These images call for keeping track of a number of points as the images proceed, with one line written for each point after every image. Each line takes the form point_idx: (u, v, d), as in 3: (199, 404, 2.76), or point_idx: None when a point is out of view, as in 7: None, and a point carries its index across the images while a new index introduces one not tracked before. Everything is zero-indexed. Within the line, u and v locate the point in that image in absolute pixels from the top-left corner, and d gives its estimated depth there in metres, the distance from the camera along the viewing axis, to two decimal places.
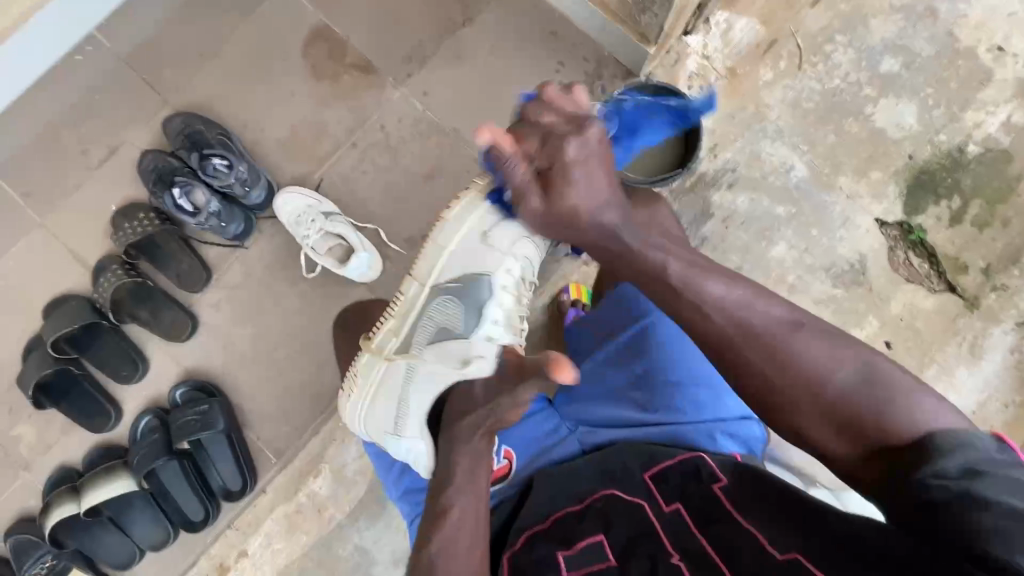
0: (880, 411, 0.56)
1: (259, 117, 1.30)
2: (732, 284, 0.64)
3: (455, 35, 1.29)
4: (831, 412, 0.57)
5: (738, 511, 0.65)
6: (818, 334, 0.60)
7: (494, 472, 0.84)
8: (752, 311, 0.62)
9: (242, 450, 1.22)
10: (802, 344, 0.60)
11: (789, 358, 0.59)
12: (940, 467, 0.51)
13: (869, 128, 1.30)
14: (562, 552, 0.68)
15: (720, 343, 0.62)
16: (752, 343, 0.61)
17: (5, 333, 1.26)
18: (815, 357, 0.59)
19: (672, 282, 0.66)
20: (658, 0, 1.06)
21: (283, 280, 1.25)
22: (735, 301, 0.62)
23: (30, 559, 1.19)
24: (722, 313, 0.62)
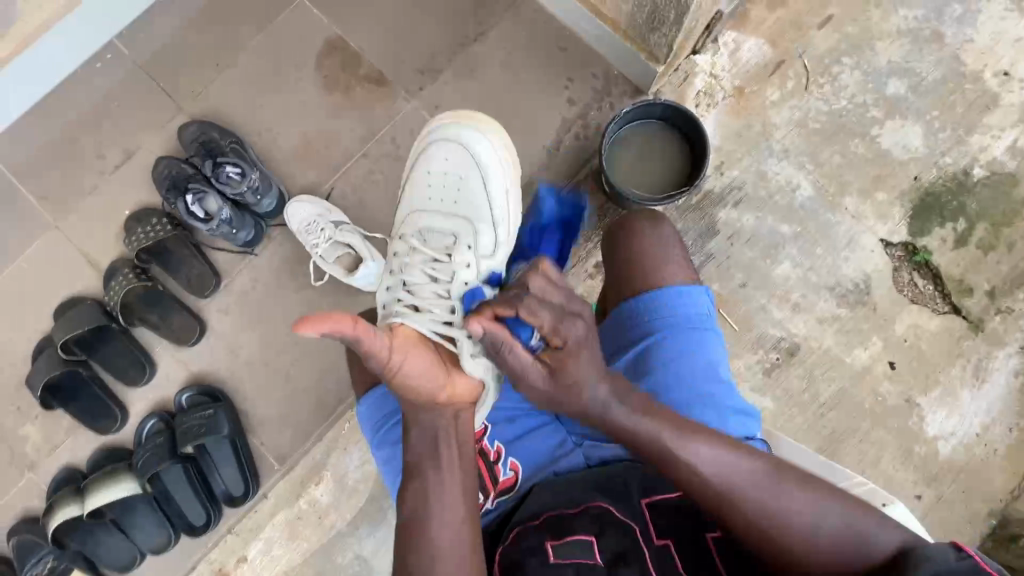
0: (855, 551, 0.63)
1: (272, 125, 1.32)
2: (715, 444, 0.67)
3: (467, 50, 1.31)
4: (818, 563, 0.64)
5: (724, 563, 0.69)
6: (793, 484, 0.66)
7: (500, 483, 0.84)
8: (733, 468, 0.66)
9: (245, 456, 1.22)
10: (782, 496, 0.65)
11: (772, 509, 0.65)
12: (916, 575, 0.55)
13: (875, 150, 1.31)
14: (551, 540, 0.68)
15: (716, 500, 0.66)
16: (729, 510, 0.66)
17: (16, 333, 1.28)
18: (792, 507, 0.65)
19: (662, 447, 0.67)
20: (667, 21, 1.08)
21: (292, 288, 1.26)
22: (717, 460, 0.66)
23: (33, 558, 1.20)
24: (712, 473, 0.66)
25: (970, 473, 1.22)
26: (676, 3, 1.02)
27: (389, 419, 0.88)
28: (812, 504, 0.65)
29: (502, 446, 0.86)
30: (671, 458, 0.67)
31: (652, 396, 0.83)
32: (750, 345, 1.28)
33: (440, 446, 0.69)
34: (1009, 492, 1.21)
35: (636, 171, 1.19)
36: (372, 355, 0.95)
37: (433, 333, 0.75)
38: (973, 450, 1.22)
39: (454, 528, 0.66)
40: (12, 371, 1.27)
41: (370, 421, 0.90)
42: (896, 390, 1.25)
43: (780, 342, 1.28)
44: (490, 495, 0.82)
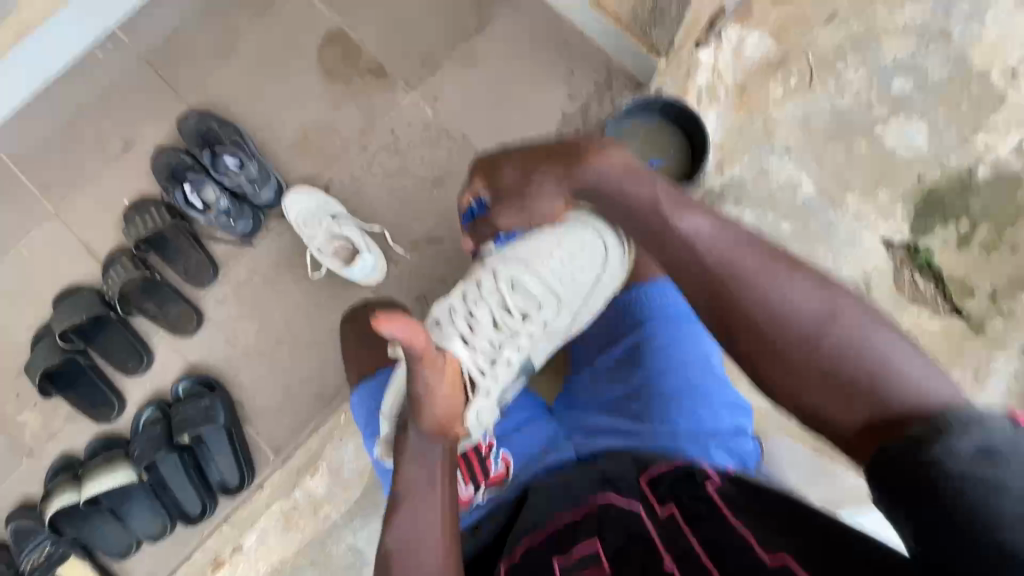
0: (880, 370, 0.55)
1: (272, 117, 1.32)
2: (716, 222, 0.66)
3: (468, 42, 1.31)
4: (833, 372, 0.56)
5: (731, 510, 0.63)
6: (803, 278, 0.61)
7: (489, 476, 0.84)
8: (724, 236, 0.65)
9: (241, 446, 1.23)
10: (781, 281, 0.61)
11: (769, 292, 0.60)
12: (952, 445, 0.46)
13: (879, 148, 1.29)
14: (558, 556, 0.66)
15: (705, 276, 0.64)
16: (731, 274, 0.62)
17: (16, 321, 1.28)
18: (795, 295, 0.60)
19: (656, 213, 0.68)
20: (668, 14, 1.12)
21: (289, 279, 1.26)
22: (714, 233, 0.65)
23: (30, 545, 1.21)
24: (703, 243, 0.65)
25: None
26: None
27: (381, 410, 0.88)
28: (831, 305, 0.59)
29: (493, 439, 0.87)
30: (661, 222, 0.67)
31: (644, 387, 0.84)
32: None
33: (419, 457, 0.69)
34: None
35: (636, 166, 1.18)
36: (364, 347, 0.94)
37: (467, 375, 0.75)
38: None
39: (433, 526, 0.67)
40: (11, 358, 1.27)
41: (365, 410, 0.89)
42: None
43: None
44: (480, 487, 0.83)
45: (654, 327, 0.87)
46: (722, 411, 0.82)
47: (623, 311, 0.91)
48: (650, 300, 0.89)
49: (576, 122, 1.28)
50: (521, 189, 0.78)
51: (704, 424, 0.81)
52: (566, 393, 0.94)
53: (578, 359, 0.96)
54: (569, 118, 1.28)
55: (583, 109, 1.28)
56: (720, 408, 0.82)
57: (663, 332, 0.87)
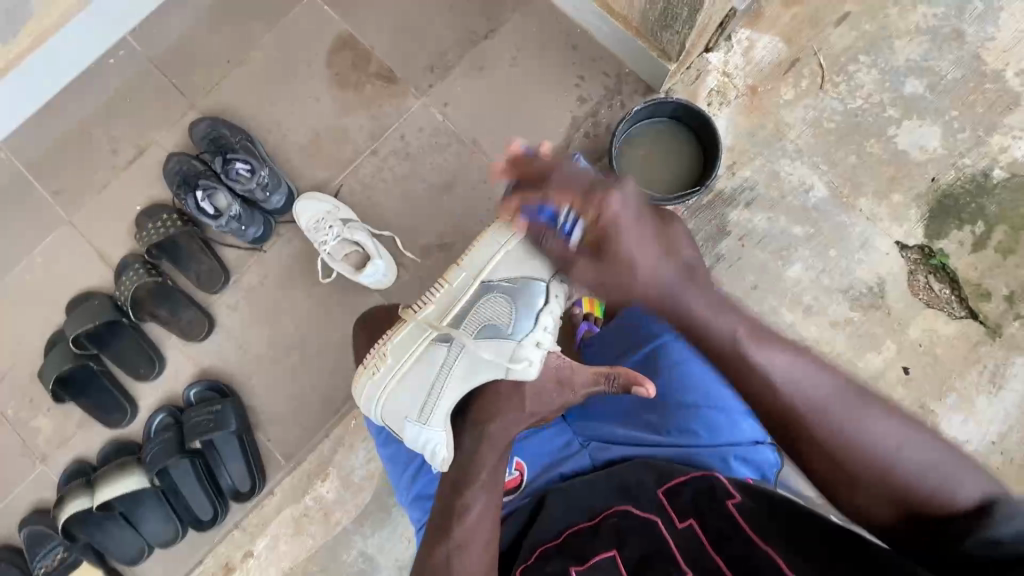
0: (946, 492, 0.57)
1: (282, 123, 1.32)
2: (795, 354, 0.65)
3: (477, 47, 1.31)
4: (899, 500, 0.59)
5: (756, 532, 0.63)
6: (880, 410, 0.61)
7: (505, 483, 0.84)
8: (808, 380, 0.63)
9: (252, 452, 1.23)
10: (868, 417, 0.61)
11: (844, 423, 0.61)
12: (996, 530, 0.53)
13: (892, 150, 1.28)
14: (576, 567, 0.66)
15: (786, 415, 0.64)
16: (808, 413, 0.62)
17: (29, 326, 1.29)
18: (881, 432, 0.60)
19: (728, 347, 0.67)
20: (680, 17, 1.06)
21: (300, 284, 1.26)
22: (792, 370, 0.64)
23: (42, 550, 1.22)
24: (786, 385, 0.63)
25: None
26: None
27: None
28: (903, 426, 0.61)
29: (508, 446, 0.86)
30: (737, 352, 0.66)
31: (663, 398, 0.82)
32: None
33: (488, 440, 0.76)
34: None
35: (647, 171, 1.18)
36: None
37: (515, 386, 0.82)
38: (989, 458, 1.20)
39: (482, 523, 0.70)
40: (24, 364, 1.28)
41: (375, 420, 0.90)
42: (910, 396, 1.23)
43: None
44: None
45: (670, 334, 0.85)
46: (745, 421, 0.79)
47: (638, 318, 0.88)
48: None
49: (586, 126, 1.28)
50: (637, 247, 0.74)
51: (725, 435, 0.79)
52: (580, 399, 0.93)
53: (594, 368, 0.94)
54: (579, 122, 1.28)
55: (593, 113, 1.28)
56: (740, 417, 0.79)
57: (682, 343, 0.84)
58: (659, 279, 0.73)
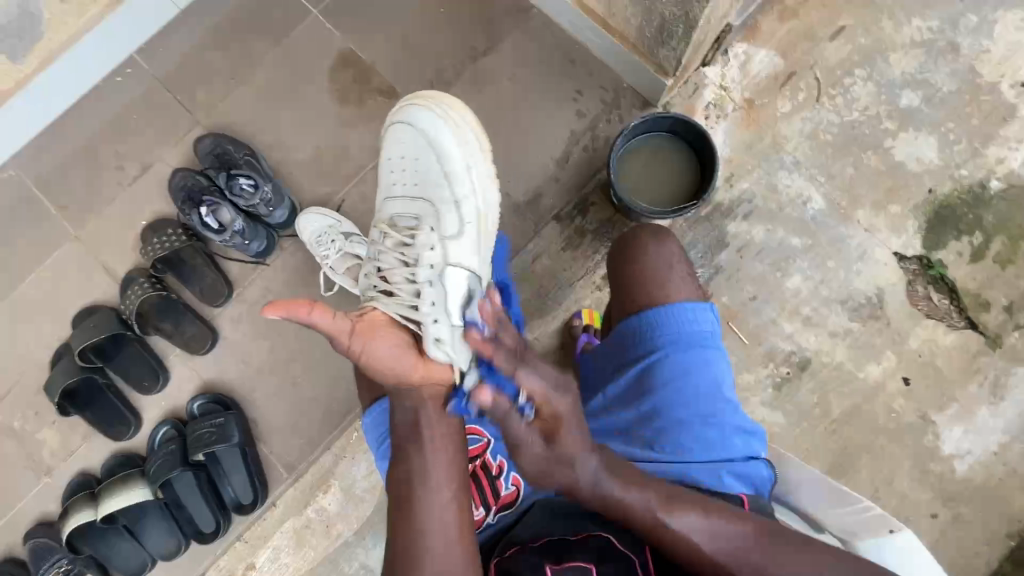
0: None
1: (285, 138, 1.34)
2: (710, 517, 0.68)
3: (476, 63, 1.33)
4: None
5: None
6: (787, 549, 0.67)
7: (501, 498, 0.81)
8: (721, 535, 0.67)
9: (255, 464, 1.23)
10: (777, 561, 0.66)
11: (765, 570, 0.66)
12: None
13: (889, 162, 1.29)
14: (551, 564, 0.68)
15: (708, 567, 0.67)
16: (710, 567, 0.67)
17: (35, 340, 1.31)
18: (794, 569, 0.65)
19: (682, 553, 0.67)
20: (676, 34, 1.07)
21: (302, 298, 1.28)
22: (711, 533, 0.67)
23: (46, 563, 1.22)
24: (717, 550, 0.67)
25: (989, 493, 1.19)
26: (684, 17, 1.01)
27: (394, 431, 0.86)
28: (811, 565, 0.66)
29: (502, 462, 0.83)
30: (653, 524, 0.67)
31: (656, 415, 0.82)
32: (760, 357, 1.26)
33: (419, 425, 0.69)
34: None
35: (645, 184, 1.19)
36: None
37: (399, 316, 0.73)
38: (990, 469, 1.19)
39: (441, 522, 0.66)
40: (31, 377, 1.30)
41: (375, 431, 0.88)
42: (910, 407, 1.23)
43: (791, 356, 1.26)
44: (492, 509, 0.81)
45: (666, 350, 0.83)
46: (734, 437, 0.81)
47: (633, 333, 0.85)
48: (663, 321, 0.83)
49: (584, 140, 1.29)
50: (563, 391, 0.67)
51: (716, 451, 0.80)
52: None
53: (588, 382, 0.91)
54: (577, 136, 1.30)
55: (591, 127, 1.30)
56: (732, 434, 0.81)
57: (678, 360, 0.82)
58: (567, 414, 0.66)
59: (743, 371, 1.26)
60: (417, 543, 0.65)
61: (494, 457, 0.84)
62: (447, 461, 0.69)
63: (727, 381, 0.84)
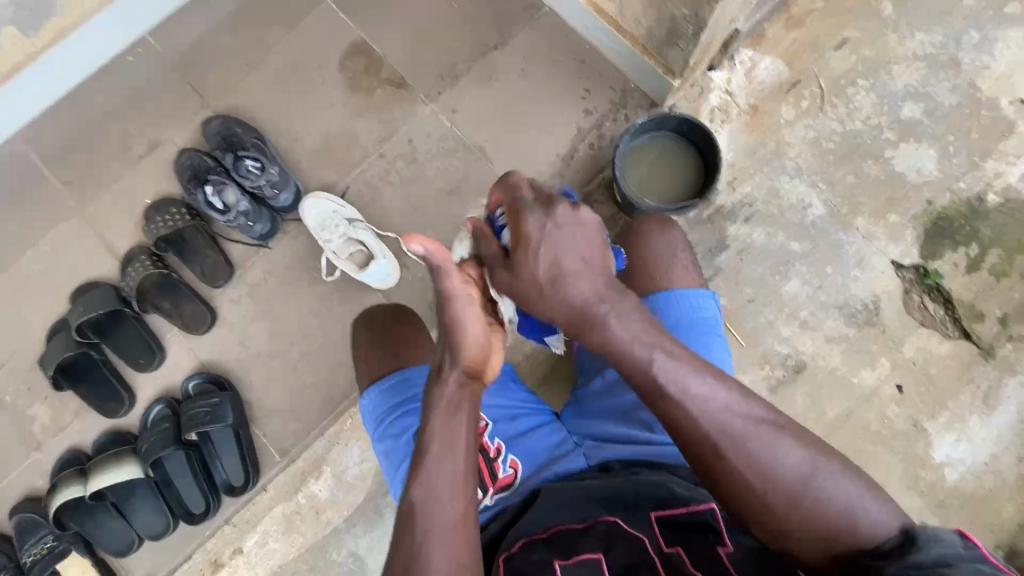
0: (849, 522, 0.61)
1: (293, 123, 1.35)
2: (719, 388, 0.65)
3: (487, 58, 1.34)
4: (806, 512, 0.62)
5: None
6: (780, 435, 0.64)
7: (498, 480, 0.82)
8: (720, 409, 0.64)
9: (248, 447, 1.23)
10: (775, 446, 0.63)
11: (757, 456, 0.63)
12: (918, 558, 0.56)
13: (889, 171, 1.31)
14: (559, 560, 0.64)
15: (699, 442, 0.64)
16: (738, 446, 0.63)
17: (32, 315, 1.30)
18: (786, 458, 0.63)
19: (663, 386, 0.65)
20: (685, 35, 1.09)
21: (303, 282, 1.28)
22: (721, 409, 0.64)
23: (31, 539, 1.21)
24: (707, 426, 0.64)
25: (977, 503, 1.20)
26: (693, 18, 1.03)
27: (391, 413, 0.88)
28: (799, 454, 0.63)
29: (502, 444, 0.85)
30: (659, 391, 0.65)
31: None
32: (755, 359, 1.27)
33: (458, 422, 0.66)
34: (1017, 524, 1.18)
35: (647, 183, 1.20)
36: (383, 348, 0.94)
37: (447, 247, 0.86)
38: (980, 478, 1.20)
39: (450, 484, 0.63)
40: (26, 351, 1.29)
41: (373, 415, 0.89)
42: (903, 414, 1.24)
43: (786, 359, 1.27)
44: (489, 492, 0.81)
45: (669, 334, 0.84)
46: None
47: None
48: (666, 306, 0.86)
49: (590, 137, 1.31)
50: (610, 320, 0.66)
51: None
52: (574, 399, 0.92)
53: (588, 367, 0.93)
54: (583, 133, 1.31)
55: (598, 125, 1.31)
56: None
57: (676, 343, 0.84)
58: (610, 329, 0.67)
59: (738, 373, 1.27)
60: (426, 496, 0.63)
61: (491, 440, 0.86)
62: (460, 454, 0.65)
63: (727, 367, 0.84)
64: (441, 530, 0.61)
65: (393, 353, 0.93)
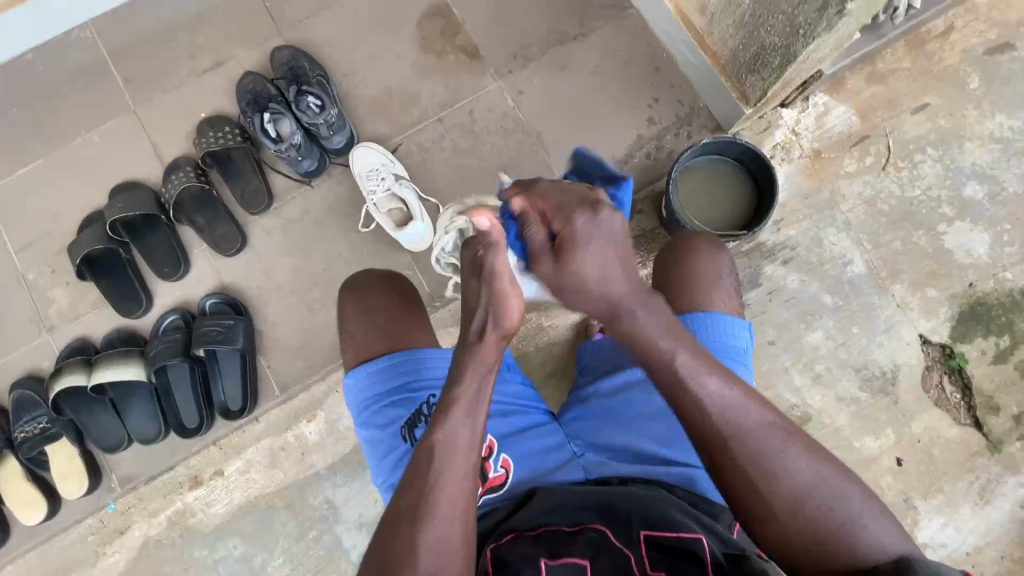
0: (848, 532, 0.60)
1: (360, 70, 1.35)
2: (729, 387, 0.63)
3: (563, 46, 1.33)
4: (816, 522, 0.60)
5: None
6: (797, 446, 0.62)
7: (489, 480, 0.83)
8: (735, 413, 0.62)
9: (251, 374, 1.24)
10: (786, 456, 0.62)
11: (768, 469, 0.61)
12: None
13: (937, 246, 1.29)
14: (546, 559, 0.64)
15: (717, 442, 0.62)
16: (745, 446, 0.62)
17: (69, 201, 1.31)
18: (795, 469, 0.61)
19: (676, 375, 0.63)
20: (770, 65, 1.07)
21: (337, 227, 1.28)
22: (728, 401, 0.62)
23: (27, 416, 1.23)
24: (718, 416, 0.62)
25: None
26: (784, 49, 1.01)
27: (381, 400, 0.88)
28: (809, 465, 0.62)
29: (496, 442, 0.86)
30: (676, 386, 0.63)
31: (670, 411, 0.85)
32: None
33: (475, 399, 0.66)
34: None
35: (698, 202, 1.19)
36: (376, 326, 0.93)
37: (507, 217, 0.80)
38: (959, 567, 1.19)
39: (457, 487, 0.63)
40: (56, 234, 1.31)
41: (360, 398, 0.90)
42: (897, 487, 1.23)
43: (792, 408, 1.26)
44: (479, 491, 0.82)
45: None
46: None
47: None
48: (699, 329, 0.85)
49: (648, 147, 1.30)
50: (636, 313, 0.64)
51: None
52: (577, 402, 0.93)
53: (593, 370, 0.96)
54: (643, 142, 1.30)
55: (659, 136, 1.30)
56: None
57: None
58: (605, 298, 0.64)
59: None
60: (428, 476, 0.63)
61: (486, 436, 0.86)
62: (469, 441, 0.65)
63: None
64: (447, 502, 0.62)
65: (385, 332, 0.93)
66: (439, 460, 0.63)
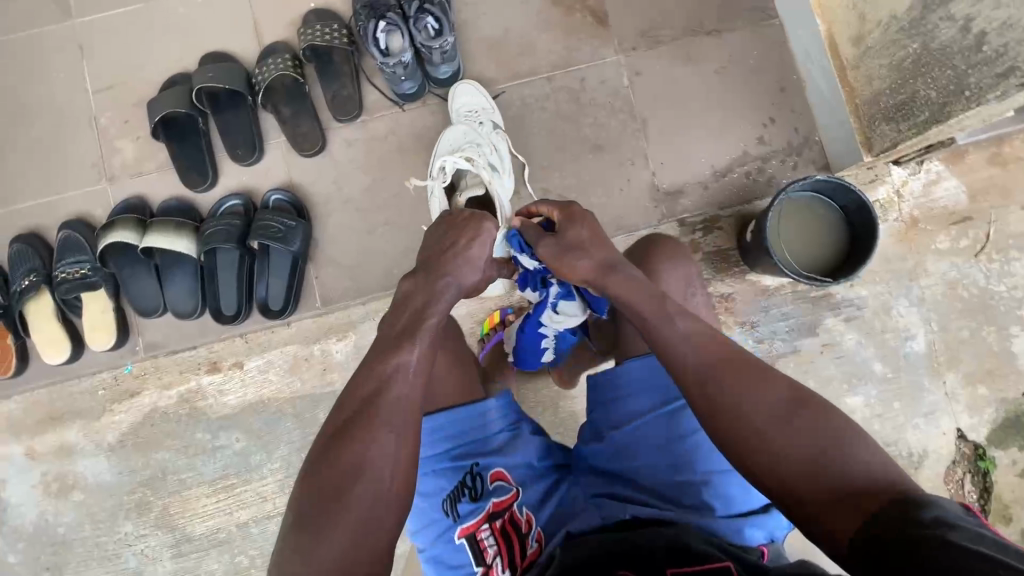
0: (851, 470, 0.56)
1: (482, 4, 1.28)
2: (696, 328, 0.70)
3: (695, 38, 1.27)
4: (808, 463, 0.58)
5: None
6: (764, 382, 0.64)
7: (528, 555, 0.77)
8: (695, 348, 0.68)
9: (297, 280, 1.22)
10: (753, 393, 0.63)
11: (738, 402, 0.63)
12: (917, 517, 0.47)
13: (1003, 347, 1.26)
14: None
15: (692, 387, 0.66)
16: (715, 386, 0.65)
17: (158, 54, 1.27)
18: (766, 406, 0.62)
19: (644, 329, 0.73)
20: (913, 118, 1.01)
21: (418, 158, 1.25)
22: (694, 344, 0.68)
23: (70, 258, 1.21)
24: (679, 354, 0.68)
25: None
26: (938, 105, 0.95)
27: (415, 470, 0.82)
28: (779, 399, 0.62)
29: (529, 514, 0.81)
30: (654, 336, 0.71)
31: (687, 450, 0.79)
32: None
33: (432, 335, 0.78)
34: None
35: (786, 237, 1.15)
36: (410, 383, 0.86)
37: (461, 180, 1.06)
38: None
39: (408, 402, 0.71)
40: (137, 85, 1.27)
41: None
42: None
43: None
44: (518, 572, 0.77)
45: None
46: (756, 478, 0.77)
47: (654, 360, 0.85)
48: None
49: (749, 166, 1.25)
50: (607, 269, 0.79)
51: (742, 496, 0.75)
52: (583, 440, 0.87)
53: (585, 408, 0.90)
54: (745, 159, 1.25)
55: (764, 157, 1.25)
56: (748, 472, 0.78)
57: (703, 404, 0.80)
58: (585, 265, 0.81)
59: None
60: (381, 390, 0.71)
61: (519, 509, 0.81)
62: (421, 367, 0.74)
63: None
64: (391, 412, 0.70)
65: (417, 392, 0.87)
66: (394, 378, 0.72)
